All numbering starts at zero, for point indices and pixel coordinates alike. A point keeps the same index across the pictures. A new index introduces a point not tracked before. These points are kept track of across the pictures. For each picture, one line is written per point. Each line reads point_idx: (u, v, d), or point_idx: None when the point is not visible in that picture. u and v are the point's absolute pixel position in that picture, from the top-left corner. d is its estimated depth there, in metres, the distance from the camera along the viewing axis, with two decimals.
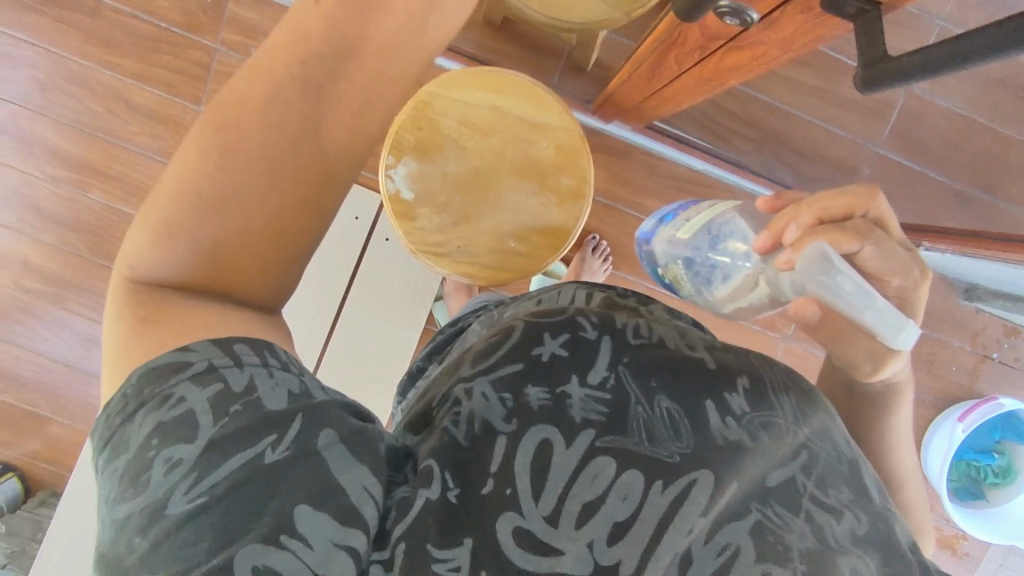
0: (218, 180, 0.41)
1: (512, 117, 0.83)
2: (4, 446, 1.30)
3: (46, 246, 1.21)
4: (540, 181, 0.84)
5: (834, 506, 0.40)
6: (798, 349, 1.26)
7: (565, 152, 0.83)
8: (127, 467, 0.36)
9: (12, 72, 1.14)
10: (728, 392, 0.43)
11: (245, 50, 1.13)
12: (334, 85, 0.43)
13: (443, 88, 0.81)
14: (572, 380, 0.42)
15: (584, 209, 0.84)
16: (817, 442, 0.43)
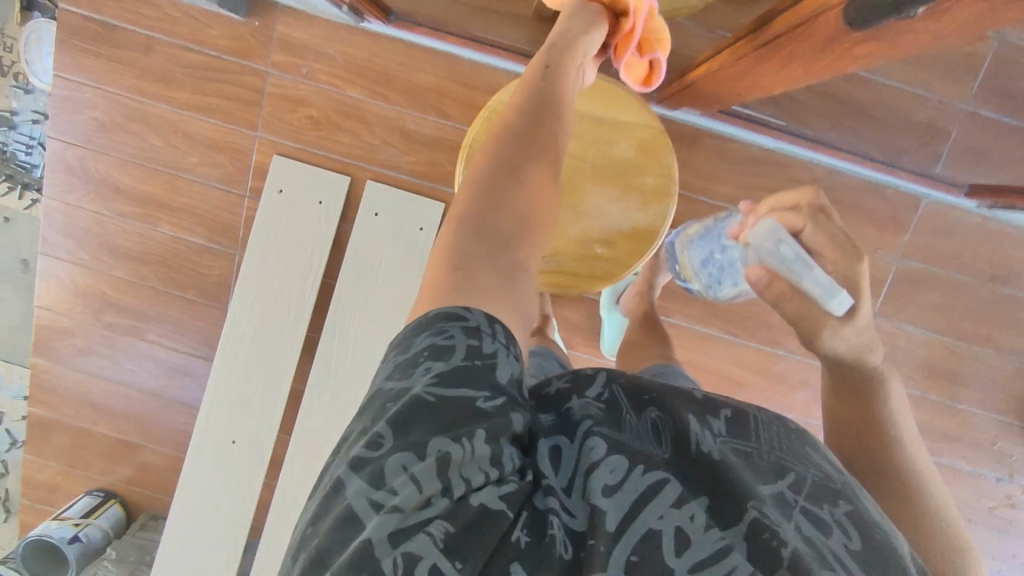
0: (507, 150, 0.54)
1: (590, 117, 0.83)
2: (101, 474, 1.36)
3: (122, 281, 1.24)
4: (623, 182, 0.84)
5: (825, 522, 0.42)
6: (891, 327, 1.17)
7: (647, 149, 0.83)
8: (401, 360, 0.43)
9: (76, 115, 1.16)
10: (711, 415, 0.48)
11: (297, 70, 1.12)
12: (549, 114, 0.59)
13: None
14: (574, 395, 0.48)
15: (670, 207, 0.84)
16: (808, 467, 0.45)
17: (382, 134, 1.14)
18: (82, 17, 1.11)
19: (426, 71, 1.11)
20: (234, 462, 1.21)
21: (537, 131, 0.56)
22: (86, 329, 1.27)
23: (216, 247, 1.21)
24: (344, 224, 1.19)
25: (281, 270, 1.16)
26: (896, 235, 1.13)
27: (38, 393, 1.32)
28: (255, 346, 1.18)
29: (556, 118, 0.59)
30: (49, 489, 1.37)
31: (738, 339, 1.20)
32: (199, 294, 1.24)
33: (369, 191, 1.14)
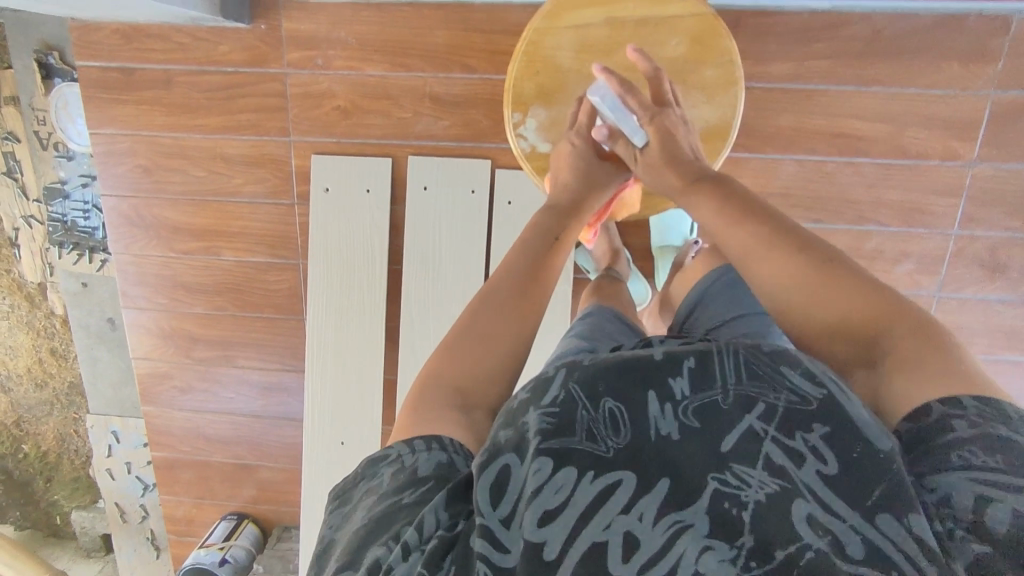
0: (495, 315, 0.58)
1: (630, 22, 0.76)
2: (231, 498, 1.43)
3: (202, 315, 1.27)
4: (682, 84, 0.77)
5: (796, 452, 0.39)
6: (991, 172, 1.10)
7: (700, 38, 0.75)
8: (339, 510, 0.47)
9: (119, 168, 1.18)
10: (670, 377, 0.43)
11: (314, 63, 1.09)
12: (547, 266, 0.64)
13: (545, 20, 0.76)
14: (529, 407, 0.44)
15: (739, 94, 0.77)
16: (776, 396, 0.41)
17: (411, 106, 1.11)
18: (99, 68, 1.11)
19: (442, 29, 1.06)
20: (345, 463, 1.21)
21: (525, 300, 0.60)
22: (181, 368, 1.32)
23: (280, 261, 1.22)
24: (396, 205, 1.17)
25: (347, 265, 1.16)
26: (988, 66, 1.05)
27: (156, 437, 1.39)
28: (338, 344, 1.18)
29: (541, 284, 0.62)
30: (190, 521, 1.46)
31: (820, 224, 1.15)
32: (275, 311, 1.26)
33: (413, 165, 1.12)
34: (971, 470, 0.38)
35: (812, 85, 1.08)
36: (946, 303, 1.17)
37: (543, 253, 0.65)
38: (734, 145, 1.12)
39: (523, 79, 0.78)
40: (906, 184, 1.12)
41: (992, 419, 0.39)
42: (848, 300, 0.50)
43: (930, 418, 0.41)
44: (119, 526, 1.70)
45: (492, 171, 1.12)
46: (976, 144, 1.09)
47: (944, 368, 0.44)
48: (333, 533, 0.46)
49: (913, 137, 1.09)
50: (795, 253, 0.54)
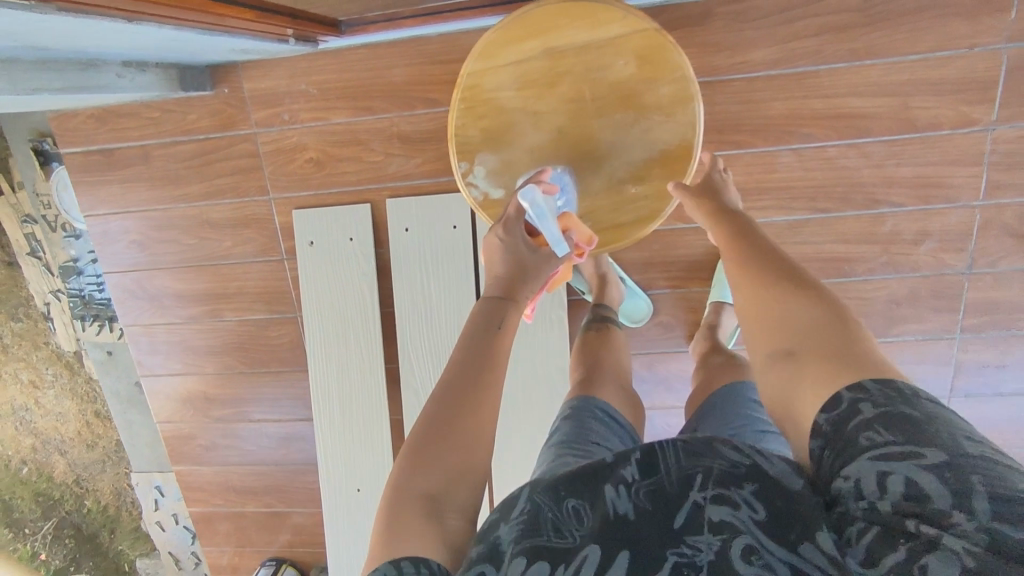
0: (455, 407, 0.59)
1: (570, 50, 0.79)
2: (268, 544, 1.46)
3: (216, 375, 1.30)
4: (636, 105, 0.80)
5: (731, 499, 0.47)
6: (1015, 131, 0.99)
7: (646, 57, 0.78)
8: None
9: (117, 244, 1.21)
10: (621, 469, 0.52)
11: (280, 119, 1.09)
12: (499, 343, 0.66)
13: (482, 61, 0.81)
14: (501, 523, 0.51)
15: (696, 106, 0.79)
16: (710, 462, 0.50)
17: (381, 148, 1.09)
18: (82, 153, 1.15)
19: (400, 67, 1.04)
20: (365, 510, 1.20)
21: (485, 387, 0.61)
22: (203, 426, 1.36)
23: (278, 315, 1.24)
24: (380, 249, 1.16)
25: (341, 315, 1.15)
26: (997, 18, 0.94)
27: (191, 493, 1.44)
28: (343, 394, 1.17)
29: (495, 370, 0.63)
30: (233, 569, 1.50)
31: (828, 214, 1.06)
32: (282, 363, 1.28)
33: (392, 207, 1.11)
34: (874, 451, 0.43)
35: (799, 68, 1.00)
36: (980, 281, 1.07)
37: (488, 344, 0.65)
38: (722, 142, 1.04)
39: (470, 124, 0.83)
40: (919, 157, 1.02)
41: (891, 399, 0.45)
42: (789, 304, 0.58)
43: (842, 405, 0.48)
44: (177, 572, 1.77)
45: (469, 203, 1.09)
46: (994, 103, 0.98)
47: (846, 359, 0.51)
48: None
49: (921, 106, 0.99)
50: (774, 266, 0.62)
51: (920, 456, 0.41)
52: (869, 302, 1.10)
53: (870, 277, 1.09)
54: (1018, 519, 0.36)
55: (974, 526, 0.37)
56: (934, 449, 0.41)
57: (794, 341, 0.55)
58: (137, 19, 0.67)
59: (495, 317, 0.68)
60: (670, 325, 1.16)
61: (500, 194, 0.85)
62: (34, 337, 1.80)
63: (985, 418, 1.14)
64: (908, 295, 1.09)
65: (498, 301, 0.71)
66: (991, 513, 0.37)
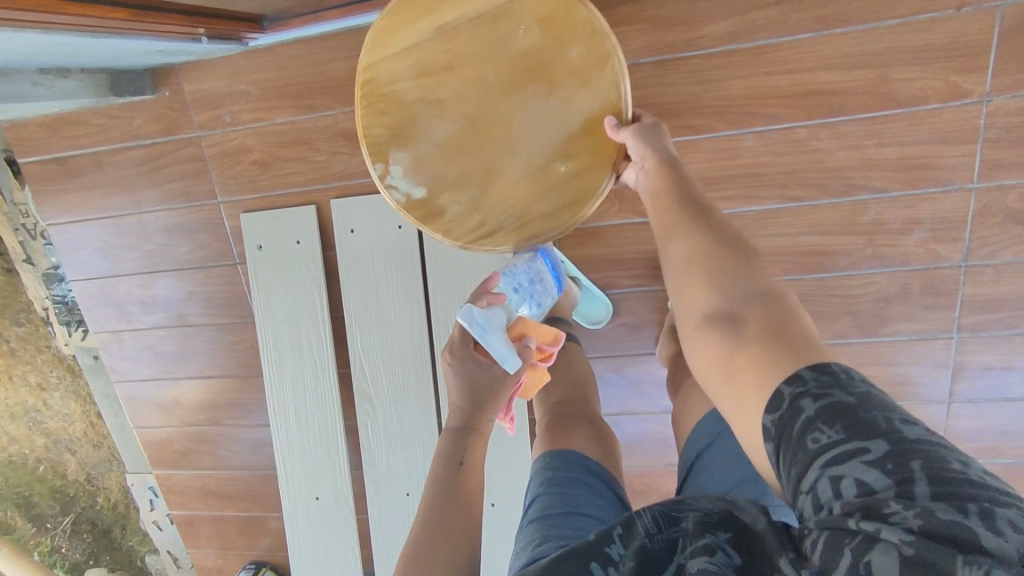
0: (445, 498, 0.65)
1: (466, 24, 0.76)
2: (249, 548, 1.46)
3: (185, 381, 1.30)
4: (546, 75, 0.76)
5: (706, 545, 0.47)
6: (1014, 102, 0.87)
7: (548, 20, 0.75)
8: None
9: (80, 252, 1.22)
10: (606, 546, 0.53)
11: (222, 120, 1.07)
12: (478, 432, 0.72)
13: (374, 52, 0.77)
14: None
15: (613, 68, 0.75)
16: (686, 521, 0.51)
17: (324, 147, 1.05)
18: (40, 162, 1.16)
19: (335, 60, 1.00)
20: (326, 520, 1.17)
21: (450, 522, 0.63)
22: (176, 431, 1.36)
23: (239, 320, 1.22)
24: (329, 252, 1.13)
25: (293, 322, 1.12)
26: None
27: (172, 497, 1.45)
28: (299, 403, 1.15)
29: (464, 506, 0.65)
30: (218, 572, 1.51)
31: (802, 202, 0.96)
32: (247, 368, 1.26)
33: (336, 209, 1.07)
34: (824, 455, 0.39)
35: (761, 41, 0.90)
36: (981, 273, 0.95)
37: (452, 486, 0.67)
38: (679, 127, 0.96)
39: (374, 123, 0.79)
40: (903, 135, 0.91)
41: (828, 386, 0.41)
42: (716, 275, 0.55)
43: (785, 404, 0.42)
44: (177, 570, 1.81)
45: None
46: (989, 72, 0.86)
47: (771, 333, 0.48)
48: None
49: (901, 78, 0.88)
50: (705, 236, 0.58)
51: (865, 452, 0.38)
52: (854, 299, 1.00)
53: (853, 272, 0.98)
54: (959, 503, 0.34)
55: (913, 515, 0.34)
56: (877, 440, 0.38)
57: (731, 318, 0.51)
58: (53, 29, 0.68)
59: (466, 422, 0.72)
60: (636, 326, 1.08)
61: (421, 194, 0.81)
62: (38, 340, 1.78)
63: (995, 426, 1.02)
64: (897, 291, 0.98)
65: (458, 433, 0.71)
66: (935, 499, 0.34)
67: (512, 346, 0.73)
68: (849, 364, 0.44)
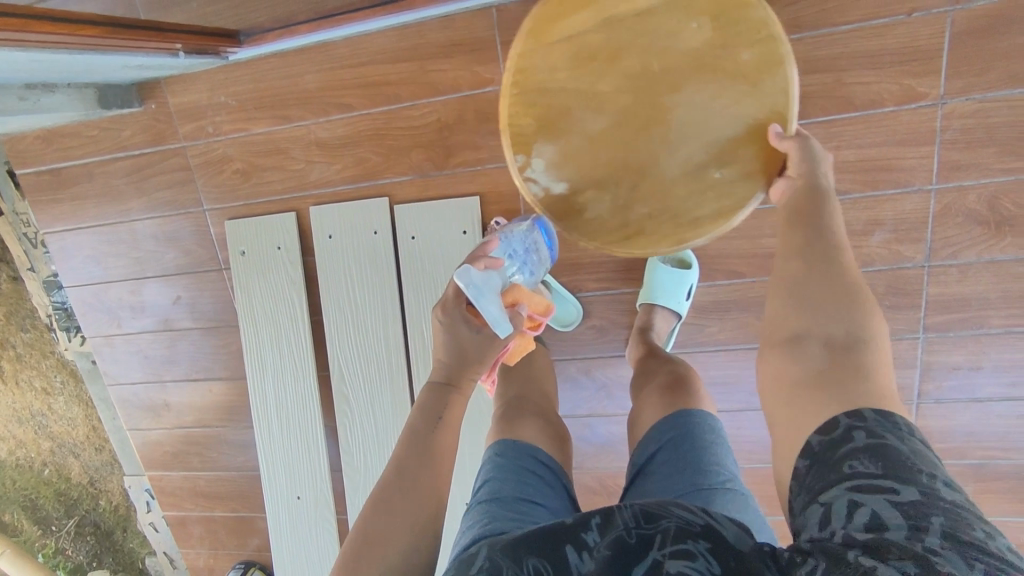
0: (408, 469, 0.61)
1: (633, 16, 0.69)
2: (238, 548, 1.49)
3: (175, 384, 1.34)
4: (714, 72, 0.69)
5: (687, 551, 0.46)
6: (968, 104, 0.88)
7: (721, 19, 0.68)
8: None
9: (73, 259, 1.26)
10: (583, 532, 0.51)
11: (206, 131, 1.11)
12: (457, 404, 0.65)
13: (532, 39, 0.71)
14: None
15: (785, 73, 0.68)
16: (666, 522, 0.50)
17: (302, 156, 1.10)
18: (35, 173, 1.21)
19: (311, 72, 1.05)
20: (307, 518, 1.21)
21: (420, 485, 0.60)
22: (167, 433, 1.40)
23: (225, 324, 1.26)
24: (308, 258, 1.16)
25: (273, 325, 1.16)
26: None
27: (163, 497, 1.49)
28: (282, 405, 1.18)
29: (432, 466, 0.62)
30: (209, 571, 1.54)
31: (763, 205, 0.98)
32: (233, 371, 1.30)
33: (315, 216, 1.10)
34: (855, 480, 0.44)
35: None
36: (943, 273, 0.96)
37: (426, 442, 0.63)
38: None
39: (521, 114, 0.73)
40: (861, 138, 0.92)
41: (886, 431, 0.46)
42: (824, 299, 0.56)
43: (837, 430, 0.48)
44: (173, 571, 1.85)
45: (389, 210, 1.08)
46: (942, 75, 0.87)
47: (859, 373, 0.51)
48: None
49: (857, 82, 0.90)
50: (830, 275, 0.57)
51: (894, 491, 0.42)
52: None
53: None
54: (965, 557, 0.37)
55: (909, 554, 0.37)
56: (910, 488, 0.42)
57: (823, 340, 0.54)
58: (31, 46, 0.73)
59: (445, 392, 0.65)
60: (605, 328, 1.11)
61: (562, 189, 0.75)
62: (43, 346, 1.79)
63: (963, 427, 1.02)
64: None
65: (439, 389, 0.65)
66: (944, 549, 0.37)
67: (506, 313, 0.66)
68: (909, 421, 0.48)
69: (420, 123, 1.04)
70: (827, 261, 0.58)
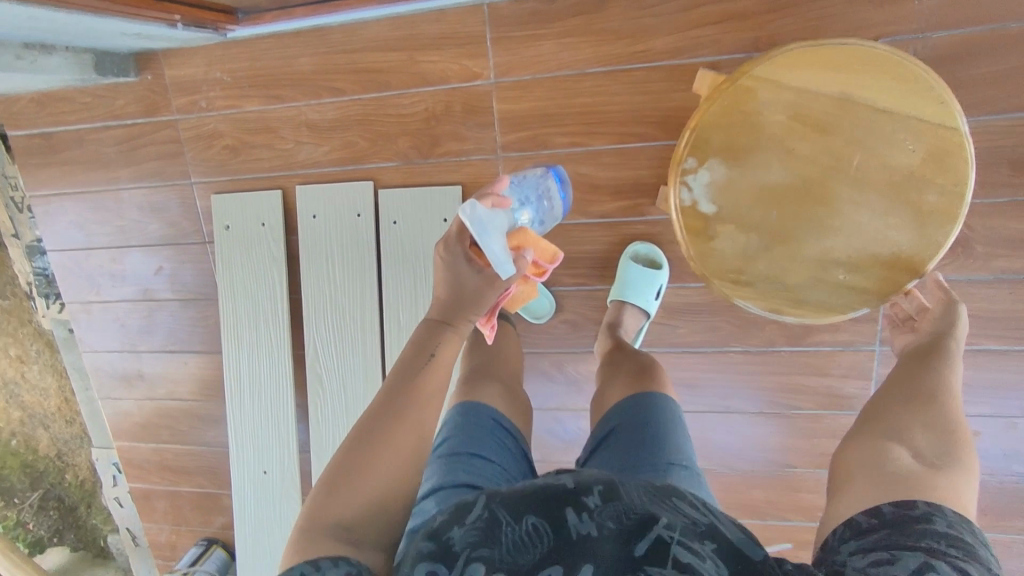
0: (389, 410, 0.58)
1: (866, 107, 0.72)
2: (203, 525, 1.50)
3: (150, 354, 1.35)
4: (896, 193, 0.74)
5: (697, 549, 0.46)
6: None
7: (938, 156, 0.72)
8: None
9: (57, 224, 1.28)
10: (585, 495, 0.52)
11: (199, 106, 1.14)
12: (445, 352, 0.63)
13: (771, 68, 0.73)
14: (454, 527, 0.50)
15: (949, 232, 0.73)
16: (675, 513, 0.50)
17: (291, 135, 1.12)
18: (26, 136, 1.23)
19: (306, 54, 1.07)
20: (271, 491, 1.21)
21: (403, 425, 0.58)
22: (138, 403, 1.40)
23: (204, 297, 1.28)
24: (292, 236, 1.18)
25: (252, 296, 1.17)
26: (899, 10, 0.90)
27: (130, 470, 1.49)
28: (255, 379, 1.19)
29: (417, 404, 0.59)
30: (171, 547, 1.54)
31: None
32: (209, 345, 1.32)
33: (300, 195, 1.13)
34: (929, 555, 0.46)
35: (699, 58, 0.97)
36: None
37: (417, 377, 0.60)
38: (622, 135, 1.02)
39: (717, 128, 0.75)
40: None
41: (959, 528, 0.49)
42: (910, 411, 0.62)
43: (913, 510, 0.51)
44: (134, 548, 1.84)
45: (373, 193, 1.11)
46: None
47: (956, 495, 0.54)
48: None
49: None
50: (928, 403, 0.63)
51: None
52: None
53: None
54: None
55: None
56: None
57: (915, 450, 0.58)
58: None
59: (436, 338, 0.63)
60: (578, 324, 1.13)
61: (706, 210, 0.78)
62: (21, 313, 1.79)
63: None
64: None
65: (434, 326, 0.64)
66: None
67: (510, 253, 0.65)
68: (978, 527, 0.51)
69: (408, 112, 1.07)
70: (932, 392, 0.63)
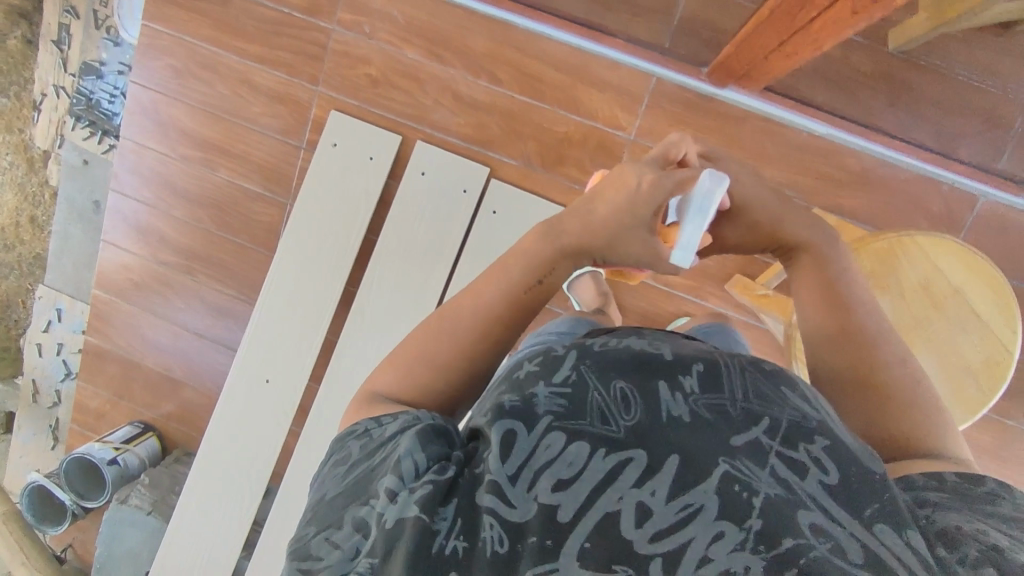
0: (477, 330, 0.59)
1: (967, 306, 0.89)
2: (144, 406, 1.43)
3: (180, 220, 1.32)
4: (953, 376, 0.89)
5: (800, 461, 0.41)
6: None
7: (992, 368, 0.89)
8: (334, 455, 0.51)
9: (155, 62, 1.25)
10: (680, 375, 0.46)
11: (360, 28, 1.19)
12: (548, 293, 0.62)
13: (931, 244, 0.90)
14: (540, 382, 0.47)
15: (967, 420, 0.89)
16: (779, 408, 0.44)
17: (433, 95, 1.19)
18: None
19: (481, 34, 1.16)
20: (264, 402, 1.20)
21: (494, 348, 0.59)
22: (144, 263, 1.36)
23: (268, 194, 1.29)
24: (392, 180, 1.24)
25: (331, 219, 1.20)
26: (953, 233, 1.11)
27: (94, 322, 1.41)
28: (298, 292, 1.20)
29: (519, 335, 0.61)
30: (96, 416, 1.46)
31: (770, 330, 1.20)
32: (250, 239, 1.31)
33: (420, 149, 1.18)
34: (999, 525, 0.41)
35: (798, 196, 1.13)
36: None
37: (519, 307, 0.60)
38: None
39: (871, 255, 0.90)
40: None
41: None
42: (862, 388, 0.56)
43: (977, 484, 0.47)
44: (28, 404, 1.68)
45: (486, 178, 1.18)
46: None
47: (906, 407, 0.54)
48: (321, 488, 0.49)
49: None
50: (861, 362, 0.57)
51: None
52: None
53: None
54: None
55: None
56: None
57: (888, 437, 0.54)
58: None
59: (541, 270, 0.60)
60: None
61: None
62: (11, 119, 1.58)
63: None
64: None
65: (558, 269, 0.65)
66: None
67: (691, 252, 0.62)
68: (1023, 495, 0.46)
69: (548, 127, 1.18)
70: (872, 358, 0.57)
